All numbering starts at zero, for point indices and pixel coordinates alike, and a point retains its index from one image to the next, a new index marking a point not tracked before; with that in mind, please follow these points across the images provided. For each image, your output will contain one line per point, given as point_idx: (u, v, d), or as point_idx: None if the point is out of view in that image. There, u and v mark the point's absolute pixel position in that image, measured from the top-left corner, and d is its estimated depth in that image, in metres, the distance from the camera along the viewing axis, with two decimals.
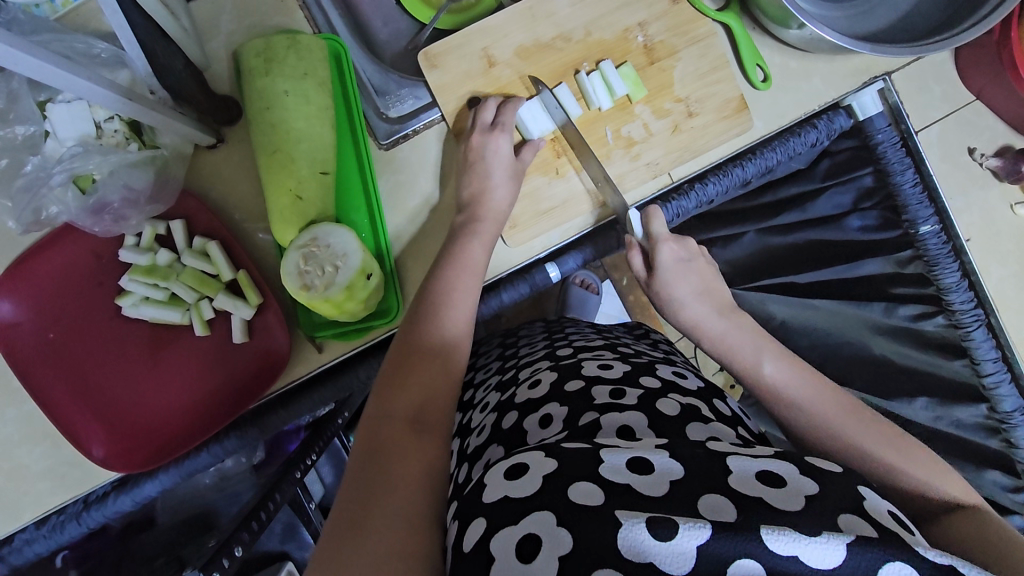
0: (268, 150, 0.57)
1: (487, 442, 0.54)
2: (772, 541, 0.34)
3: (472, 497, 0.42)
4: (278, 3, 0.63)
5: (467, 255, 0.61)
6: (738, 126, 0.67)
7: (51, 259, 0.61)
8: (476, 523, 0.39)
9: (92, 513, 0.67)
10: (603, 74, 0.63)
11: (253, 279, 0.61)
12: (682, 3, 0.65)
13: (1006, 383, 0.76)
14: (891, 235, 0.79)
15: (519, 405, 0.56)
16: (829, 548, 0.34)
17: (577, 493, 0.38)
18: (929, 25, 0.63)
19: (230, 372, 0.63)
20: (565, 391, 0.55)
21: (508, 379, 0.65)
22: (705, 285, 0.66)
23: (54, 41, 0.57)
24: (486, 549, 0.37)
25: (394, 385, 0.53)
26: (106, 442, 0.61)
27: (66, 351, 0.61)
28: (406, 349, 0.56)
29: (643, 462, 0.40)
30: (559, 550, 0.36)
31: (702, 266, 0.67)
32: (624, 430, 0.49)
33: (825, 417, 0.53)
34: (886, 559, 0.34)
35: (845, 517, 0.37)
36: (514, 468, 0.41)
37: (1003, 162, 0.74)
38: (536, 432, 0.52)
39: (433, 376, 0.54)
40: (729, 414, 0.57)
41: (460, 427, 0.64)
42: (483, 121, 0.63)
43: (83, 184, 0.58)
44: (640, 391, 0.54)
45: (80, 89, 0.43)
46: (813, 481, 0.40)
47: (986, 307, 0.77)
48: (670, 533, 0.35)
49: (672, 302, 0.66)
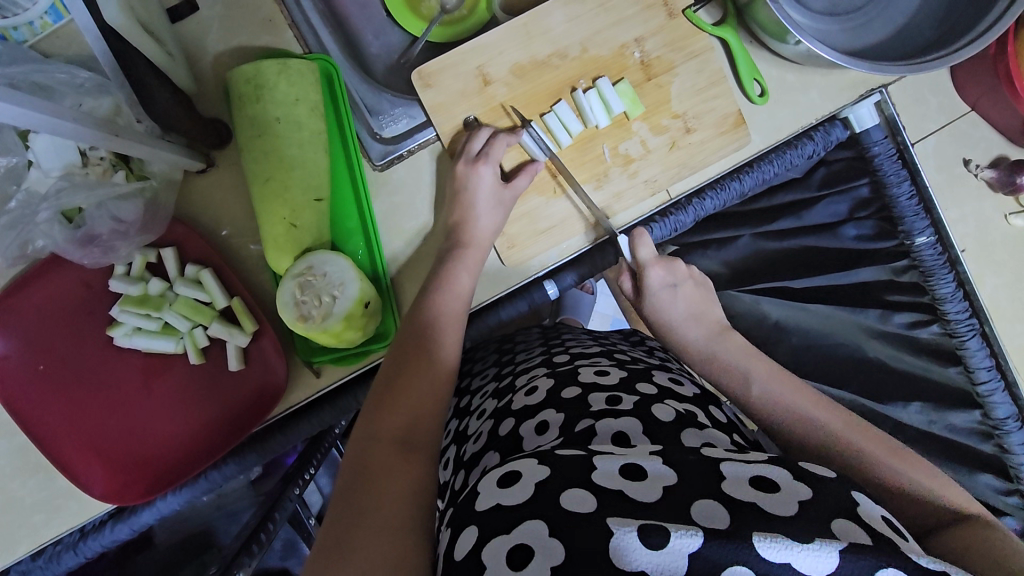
0: (262, 178, 0.56)
1: (483, 450, 0.54)
2: (765, 548, 0.35)
3: (465, 505, 0.42)
4: (266, 22, 0.61)
5: (453, 281, 0.60)
6: (736, 142, 0.66)
7: (39, 291, 0.59)
8: (467, 532, 0.39)
9: (90, 543, 0.67)
10: (601, 92, 0.62)
11: (248, 305, 0.60)
12: (679, 17, 0.64)
13: (1000, 391, 0.77)
14: (888, 244, 0.80)
15: (516, 412, 0.56)
16: (821, 556, 0.35)
17: (568, 500, 0.38)
18: (925, 40, 0.63)
19: (225, 398, 0.62)
20: (561, 398, 0.55)
21: (504, 386, 0.64)
22: (694, 310, 0.68)
23: (34, 71, 0.55)
24: (478, 556, 0.37)
25: (382, 405, 0.52)
26: (103, 476, 0.60)
27: (58, 382, 0.60)
28: (393, 367, 0.55)
29: (636, 469, 0.40)
30: (553, 560, 0.35)
31: (690, 290, 0.69)
32: (619, 436, 0.48)
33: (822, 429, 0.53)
34: (880, 565, 0.35)
35: (840, 523, 0.37)
36: (506, 476, 0.41)
37: (997, 174, 0.73)
38: (532, 439, 0.51)
39: (420, 389, 0.54)
40: (723, 420, 0.57)
41: (457, 433, 0.63)
42: (471, 151, 0.62)
43: (70, 215, 0.57)
44: (636, 398, 0.54)
45: (64, 131, 0.42)
46: (806, 485, 0.40)
47: (980, 317, 0.76)
48: (663, 540, 0.35)
49: (664, 322, 0.68)
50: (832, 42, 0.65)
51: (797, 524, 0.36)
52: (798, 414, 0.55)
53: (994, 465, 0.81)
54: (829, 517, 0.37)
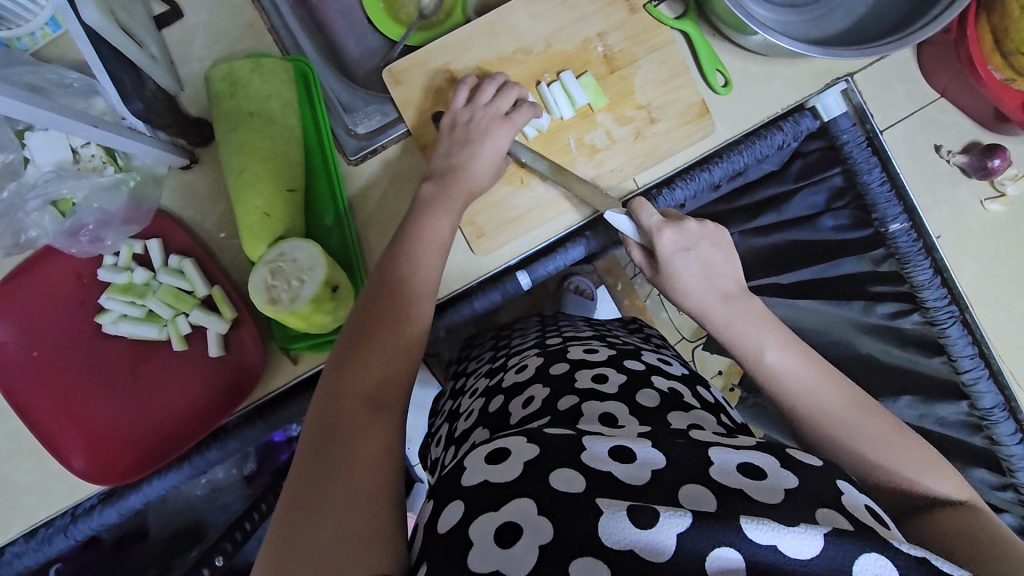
0: (236, 171, 0.59)
1: (474, 426, 0.55)
2: (753, 530, 0.34)
3: (451, 479, 0.41)
4: (246, 28, 0.65)
5: (431, 233, 0.59)
6: (701, 130, 0.67)
7: (35, 280, 0.63)
8: (453, 507, 0.39)
9: (79, 526, 0.70)
10: (563, 84, 0.64)
11: (228, 294, 0.64)
12: (640, 12, 0.66)
13: (985, 379, 0.74)
14: (863, 235, 0.78)
15: (506, 389, 0.57)
16: (807, 539, 0.34)
17: (559, 480, 0.37)
18: (882, 29, 0.64)
19: (205, 385, 0.65)
20: (550, 374, 0.56)
21: (497, 366, 0.65)
22: (709, 272, 0.60)
23: (28, 73, 0.59)
24: (464, 535, 0.37)
25: (351, 369, 0.50)
26: (86, 455, 0.64)
27: (51, 366, 0.63)
28: (360, 331, 0.53)
29: (625, 452, 0.40)
30: (541, 538, 0.35)
31: (708, 253, 0.60)
32: (605, 417, 0.49)
33: (821, 412, 0.51)
34: (863, 551, 0.34)
35: (823, 511, 0.37)
36: (495, 453, 0.41)
37: (969, 158, 0.72)
38: (519, 413, 0.53)
39: (387, 357, 0.52)
40: (712, 400, 0.58)
41: (451, 413, 0.64)
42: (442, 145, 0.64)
43: (62, 208, 0.60)
44: (624, 376, 0.55)
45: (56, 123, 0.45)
46: (792, 474, 0.39)
47: (959, 304, 0.75)
48: (651, 522, 0.35)
49: (679, 286, 0.60)
50: (793, 32, 0.66)
51: (784, 510, 0.36)
52: (793, 393, 0.52)
53: (987, 459, 0.78)
54: (813, 506, 0.37)
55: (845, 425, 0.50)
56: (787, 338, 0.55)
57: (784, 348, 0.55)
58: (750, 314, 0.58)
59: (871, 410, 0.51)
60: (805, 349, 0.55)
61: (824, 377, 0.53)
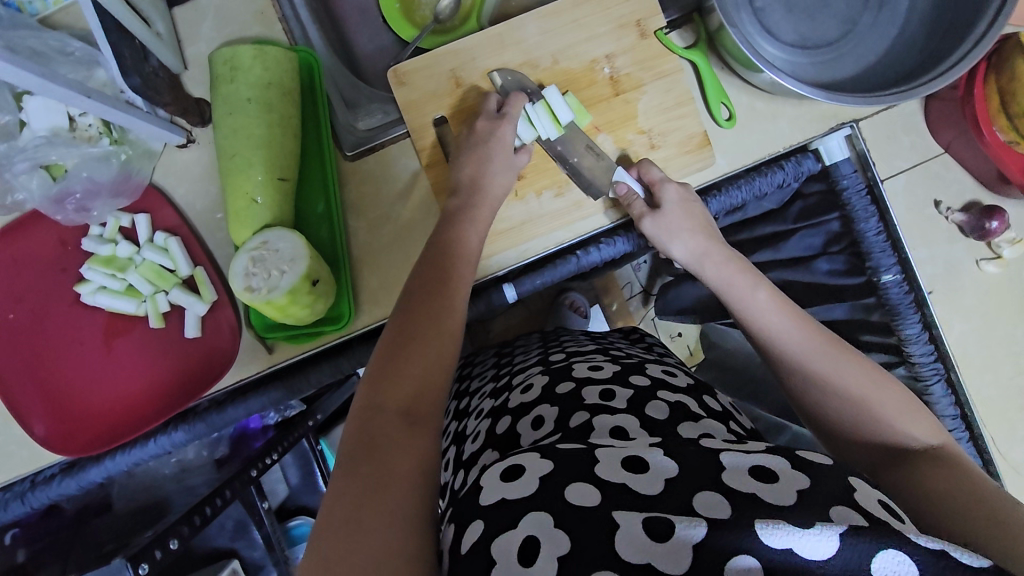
0: (228, 155, 0.59)
1: (481, 448, 0.53)
2: (767, 535, 0.33)
3: (467, 502, 0.40)
4: (256, 14, 0.65)
5: (462, 243, 0.61)
6: (700, 161, 0.67)
7: (20, 242, 0.63)
8: (473, 526, 0.37)
9: (37, 494, 0.69)
10: (547, 101, 0.64)
11: (209, 276, 0.64)
12: (651, 38, 0.66)
13: (964, 440, 0.73)
14: (857, 281, 0.75)
15: (512, 409, 0.55)
16: (822, 539, 0.32)
17: (575, 494, 0.37)
18: (889, 80, 0.64)
19: (178, 364, 0.65)
20: (556, 393, 0.54)
21: (501, 385, 0.63)
22: (702, 230, 0.66)
23: (32, 38, 0.60)
24: (486, 551, 0.35)
25: (386, 377, 0.49)
26: (49, 423, 0.63)
27: (25, 331, 0.63)
28: (397, 339, 0.52)
29: (638, 461, 0.39)
30: (558, 550, 0.34)
31: (693, 208, 0.66)
32: (616, 431, 0.48)
33: (798, 352, 0.56)
34: (880, 546, 0.32)
35: (837, 509, 0.35)
36: (508, 470, 0.40)
37: (967, 218, 0.72)
38: (529, 435, 0.51)
39: (423, 368, 0.51)
40: (718, 409, 0.55)
41: (456, 434, 0.63)
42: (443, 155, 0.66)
43: (54, 172, 0.61)
44: (630, 390, 0.53)
45: (53, 91, 0.45)
46: (805, 475, 0.38)
47: (946, 361, 0.74)
48: (667, 533, 0.34)
49: (665, 241, 0.66)
50: (802, 74, 0.65)
51: (796, 512, 0.35)
52: (776, 334, 0.58)
53: None
54: (827, 503, 0.36)
55: (818, 361, 0.54)
56: (775, 288, 0.61)
57: (773, 291, 0.61)
58: (738, 267, 0.64)
59: (849, 354, 0.55)
60: (785, 298, 0.60)
61: (810, 327, 0.57)
